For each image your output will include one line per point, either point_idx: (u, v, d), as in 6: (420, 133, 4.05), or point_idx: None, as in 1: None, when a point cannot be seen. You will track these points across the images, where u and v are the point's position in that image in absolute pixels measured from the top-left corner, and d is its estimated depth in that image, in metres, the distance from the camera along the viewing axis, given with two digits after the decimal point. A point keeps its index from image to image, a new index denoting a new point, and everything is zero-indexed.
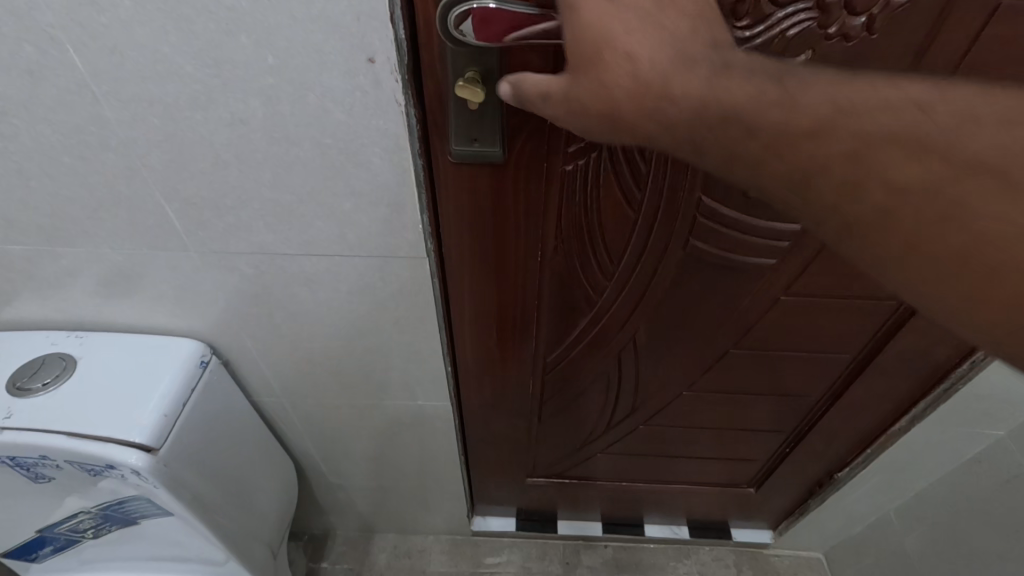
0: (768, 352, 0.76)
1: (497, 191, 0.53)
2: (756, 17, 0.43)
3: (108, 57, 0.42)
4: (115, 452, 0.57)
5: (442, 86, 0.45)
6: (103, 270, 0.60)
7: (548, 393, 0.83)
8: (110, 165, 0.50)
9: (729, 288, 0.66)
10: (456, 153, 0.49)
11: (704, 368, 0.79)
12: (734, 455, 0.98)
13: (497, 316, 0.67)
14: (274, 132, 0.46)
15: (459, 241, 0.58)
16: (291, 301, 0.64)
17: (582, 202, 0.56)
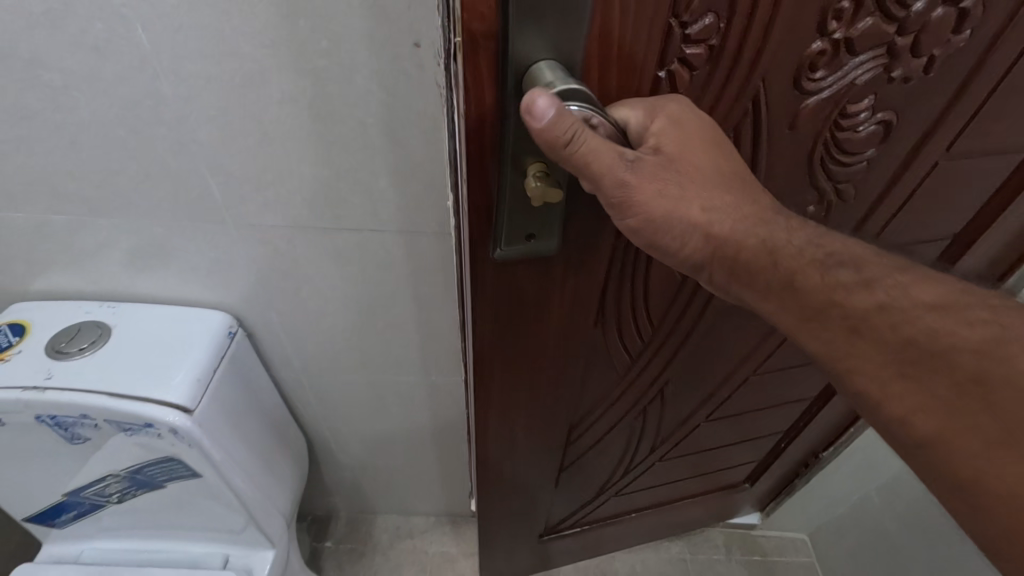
0: (781, 368, 0.83)
1: (545, 279, 0.52)
2: (831, 69, 0.44)
3: (173, 36, 0.45)
4: (154, 412, 0.60)
5: (494, 181, 0.42)
6: (142, 241, 0.63)
7: (571, 452, 0.82)
8: (161, 139, 0.53)
9: (745, 317, 0.71)
10: (506, 250, 0.46)
11: (719, 394, 0.83)
12: (730, 461, 1.03)
13: (531, 393, 0.66)
14: (319, 111, 0.50)
15: (499, 333, 0.55)
16: (318, 275, 0.68)
17: (626, 274, 0.57)
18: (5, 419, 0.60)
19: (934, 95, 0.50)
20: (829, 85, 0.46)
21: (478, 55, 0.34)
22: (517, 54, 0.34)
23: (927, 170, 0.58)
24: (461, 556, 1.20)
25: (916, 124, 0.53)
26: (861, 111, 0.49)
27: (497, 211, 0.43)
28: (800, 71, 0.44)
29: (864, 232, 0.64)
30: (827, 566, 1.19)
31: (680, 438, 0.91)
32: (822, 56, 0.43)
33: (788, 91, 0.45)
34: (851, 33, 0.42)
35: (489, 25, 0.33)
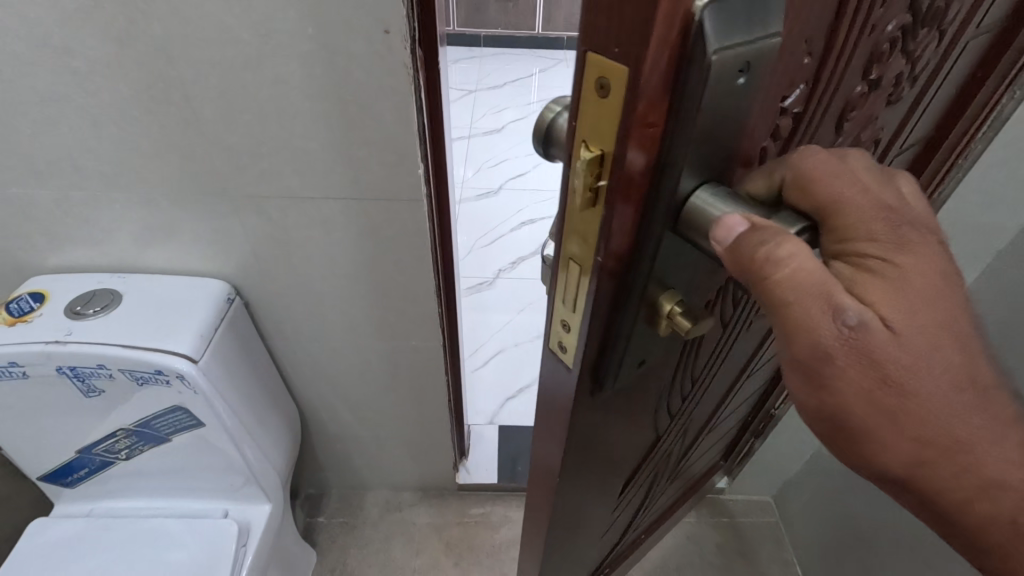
0: (764, 368, 0.91)
1: (634, 387, 0.48)
2: (858, 106, 0.48)
3: (183, 26, 0.55)
4: (165, 359, 0.68)
5: (619, 319, 0.36)
6: (150, 214, 0.71)
7: (614, 515, 0.81)
8: (171, 118, 0.62)
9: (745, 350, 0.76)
10: (617, 381, 0.41)
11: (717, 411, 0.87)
12: (710, 454, 1.10)
13: (599, 485, 0.63)
14: (307, 90, 0.60)
15: (584, 451, 0.51)
16: (307, 244, 0.76)
17: (689, 349, 0.55)
18: (30, 371, 0.68)
19: (905, 108, 0.58)
20: (855, 121, 0.50)
21: (628, 193, 0.29)
22: (675, 193, 0.30)
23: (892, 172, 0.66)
24: (448, 526, 1.27)
25: (892, 134, 0.59)
26: (866, 136, 0.54)
27: (619, 343, 0.37)
28: (843, 113, 0.47)
29: None
30: (790, 523, 1.28)
31: (687, 460, 0.95)
32: (859, 96, 0.47)
33: (832, 133, 0.47)
34: (881, 74, 0.47)
35: (640, 161, 0.28)
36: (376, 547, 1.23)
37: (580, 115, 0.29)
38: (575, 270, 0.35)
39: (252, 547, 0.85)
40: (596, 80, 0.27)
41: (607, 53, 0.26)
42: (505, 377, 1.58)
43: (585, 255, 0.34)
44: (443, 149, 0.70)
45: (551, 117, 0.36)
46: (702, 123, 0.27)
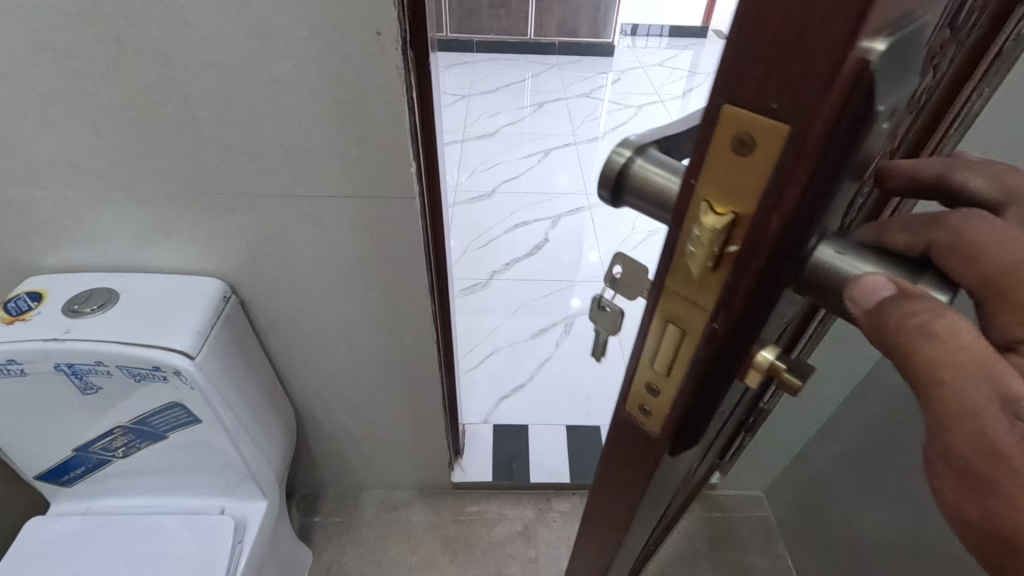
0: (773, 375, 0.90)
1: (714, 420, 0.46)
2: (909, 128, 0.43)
3: (180, 29, 0.56)
4: (162, 355, 0.69)
5: (721, 364, 0.35)
6: (147, 214, 0.73)
7: (658, 529, 0.81)
8: (168, 119, 0.64)
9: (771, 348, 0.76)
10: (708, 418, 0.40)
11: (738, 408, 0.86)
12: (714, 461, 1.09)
13: (659, 508, 0.62)
14: (302, 90, 0.61)
15: (662, 482, 0.50)
16: (302, 242, 0.78)
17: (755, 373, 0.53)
18: (28, 368, 0.69)
19: (938, 123, 0.54)
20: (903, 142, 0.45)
21: (760, 254, 0.27)
22: (801, 243, 0.29)
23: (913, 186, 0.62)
24: (443, 524, 1.28)
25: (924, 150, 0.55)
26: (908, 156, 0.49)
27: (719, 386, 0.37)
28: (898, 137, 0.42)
29: None
30: (781, 516, 1.30)
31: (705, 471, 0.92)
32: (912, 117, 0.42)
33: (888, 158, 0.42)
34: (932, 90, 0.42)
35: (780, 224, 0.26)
36: (372, 546, 1.24)
37: (703, 170, 0.27)
38: (679, 328, 0.34)
39: (249, 542, 0.86)
40: (738, 135, 0.25)
41: (759, 111, 0.24)
42: (499, 376, 1.59)
43: (696, 315, 0.33)
44: (435, 147, 0.71)
45: (622, 162, 0.35)
46: (839, 174, 0.26)
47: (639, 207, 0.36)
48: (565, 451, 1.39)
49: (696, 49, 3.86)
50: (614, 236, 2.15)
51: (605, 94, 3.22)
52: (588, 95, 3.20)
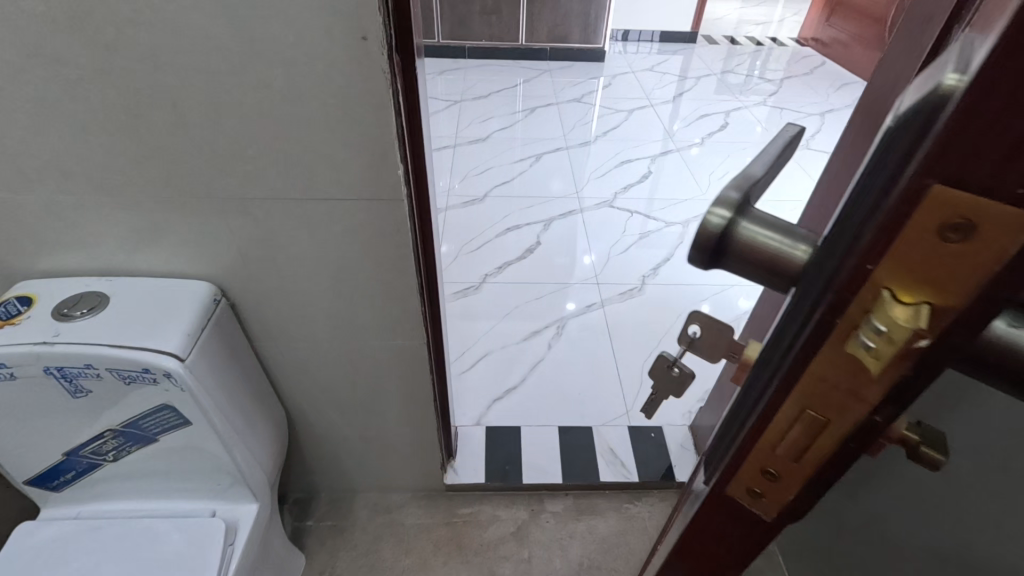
0: None
1: None
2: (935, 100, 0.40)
3: (170, 35, 0.57)
4: (152, 357, 0.70)
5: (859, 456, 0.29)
6: (137, 218, 0.73)
7: None
8: (157, 124, 0.64)
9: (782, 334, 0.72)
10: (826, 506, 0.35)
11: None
12: None
13: None
14: (290, 94, 0.62)
15: None
16: (292, 244, 0.79)
17: None
18: (17, 371, 0.69)
19: None
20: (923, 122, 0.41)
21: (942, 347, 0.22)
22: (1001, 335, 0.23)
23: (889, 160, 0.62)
24: (436, 527, 1.28)
25: None
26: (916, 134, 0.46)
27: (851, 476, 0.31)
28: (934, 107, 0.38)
29: None
30: None
31: None
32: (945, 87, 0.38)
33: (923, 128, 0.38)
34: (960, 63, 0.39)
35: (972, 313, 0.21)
36: (365, 549, 1.24)
37: (879, 253, 0.21)
38: (815, 422, 0.28)
39: (240, 545, 0.86)
40: (945, 219, 0.19)
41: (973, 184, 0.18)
42: (491, 378, 1.60)
43: (850, 411, 0.27)
44: (422, 149, 0.73)
45: (718, 222, 0.31)
46: None
47: (736, 269, 0.33)
48: (557, 452, 1.40)
49: (686, 55, 3.90)
50: (605, 239, 2.17)
51: (596, 99, 3.25)
52: (579, 100, 3.22)
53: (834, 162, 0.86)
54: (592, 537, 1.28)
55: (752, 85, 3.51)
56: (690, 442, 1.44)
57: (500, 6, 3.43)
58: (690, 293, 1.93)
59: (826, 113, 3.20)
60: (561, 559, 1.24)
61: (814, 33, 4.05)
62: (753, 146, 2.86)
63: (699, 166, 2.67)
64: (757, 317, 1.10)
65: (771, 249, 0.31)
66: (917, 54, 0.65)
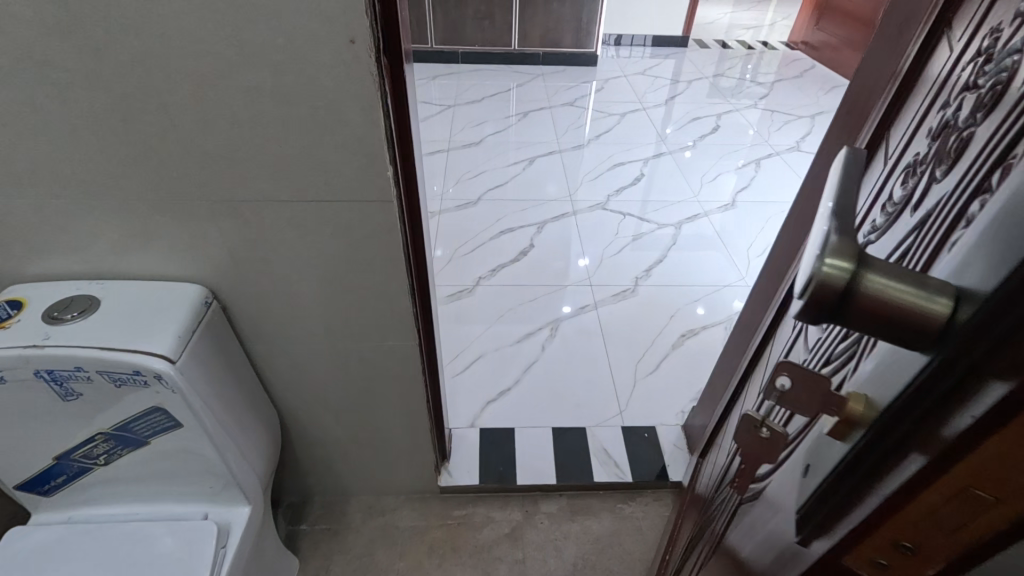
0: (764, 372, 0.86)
1: None
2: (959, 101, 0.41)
3: (159, 39, 0.58)
4: (142, 359, 0.70)
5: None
6: (127, 221, 0.74)
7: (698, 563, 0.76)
8: (147, 127, 0.65)
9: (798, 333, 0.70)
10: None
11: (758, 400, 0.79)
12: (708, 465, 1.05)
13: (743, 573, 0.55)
14: (279, 97, 0.63)
15: None
16: (282, 247, 0.79)
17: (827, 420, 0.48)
18: (7, 375, 0.69)
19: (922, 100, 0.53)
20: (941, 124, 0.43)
21: None
22: None
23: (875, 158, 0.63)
24: (430, 529, 1.28)
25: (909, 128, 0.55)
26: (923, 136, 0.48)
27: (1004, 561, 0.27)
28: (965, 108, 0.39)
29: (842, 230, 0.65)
30: None
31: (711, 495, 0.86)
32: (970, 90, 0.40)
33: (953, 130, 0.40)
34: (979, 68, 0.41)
35: None
36: (359, 552, 1.24)
37: None
38: (980, 503, 0.24)
39: (232, 547, 0.86)
40: None
41: None
42: (485, 380, 1.61)
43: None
44: (411, 150, 0.73)
45: (841, 271, 0.25)
46: None
47: (850, 322, 0.27)
48: (551, 453, 1.40)
49: (678, 58, 3.93)
50: (598, 241, 2.18)
51: (588, 102, 3.27)
52: (572, 103, 3.24)
53: (815, 161, 0.87)
54: (586, 537, 1.28)
55: (743, 88, 3.54)
56: (684, 441, 1.44)
57: (493, 11, 3.45)
58: (683, 293, 1.95)
59: (816, 114, 3.23)
60: (556, 559, 1.24)
61: (803, 36, 4.10)
62: (744, 148, 2.88)
63: (691, 168, 2.69)
64: (746, 315, 1.11)
65: (907, 305, 0.25)
66: (898, 52, 0.66)
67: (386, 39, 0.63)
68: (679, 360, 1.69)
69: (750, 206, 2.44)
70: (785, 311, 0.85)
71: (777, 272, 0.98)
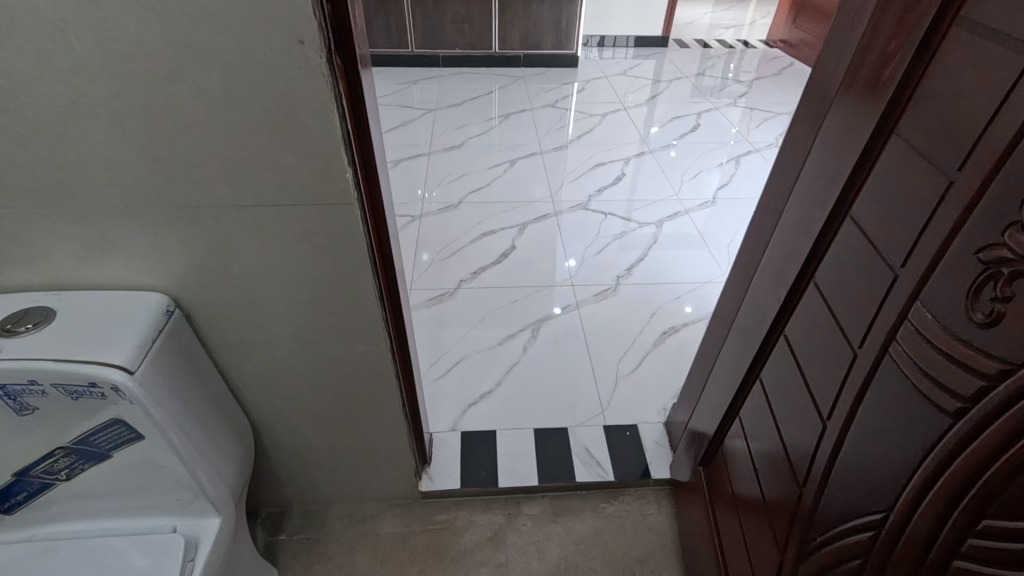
0: (791, 385, 0.81)
1: None
2: None
3: (103, 43, 0.57)
4: (98, 371, 0.68)
5: None
6: (80, 231, 0.72)
7: None
8: (96, 133, 0.64)
9: (875, 360, 0.62)
10: None
11: (828, 428, 0.70)
12: (740, 486, 0.99)
13: None
14: (230, 100, 0.62)
15: None
16: (242, 253, 0.78)
17: None
18: None
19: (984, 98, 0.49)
20: None
21: None
22: None
23: (897, 158, 0.60)
24: (412, 536, 1.27)
25: (973, 127, 0.50)
26: None
27: None
28: None
29: (889, 238, 0.60)
30: None
31: (803, 537, 0.76)
32: None
33: None
34: None
35: None
36: (339, 561, 1.22)
37: None
38: None
39: (201, 560, 0.84)
40: None
41: None
42: (467, 384, 1.60)
43: None
44: (370, 151, 0.73)
45: None
46: None
47: None
48: (533, 455, 1.40)
49: (659, 58, 3.97)
50: (580, 241, 2.18)
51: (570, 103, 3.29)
52: (553, 105, 3.25)
53: (780, 154, 0.86)
54: (570, 538, 1.27)
55: (725, 87, 3.57)
56: (666, 439, 1.45)
57: (472, 15, 3.46)
58: (666, 291, 1.95)
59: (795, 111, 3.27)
60: (538, 561, 1.24)
61: (782, 35, 4.15)
62: (726, 146, 2.90)
63: (673, 167, 2.70)
64: (719, 310, 1.11)
65: None
66: (859, 40, 0.66)
67: (338, 39, 0.62)
68: (662, 358, 1.69)
69: (731, 203, 2.45)
70: (791, 306, 0.82)
71: (746, 267, 0.99)
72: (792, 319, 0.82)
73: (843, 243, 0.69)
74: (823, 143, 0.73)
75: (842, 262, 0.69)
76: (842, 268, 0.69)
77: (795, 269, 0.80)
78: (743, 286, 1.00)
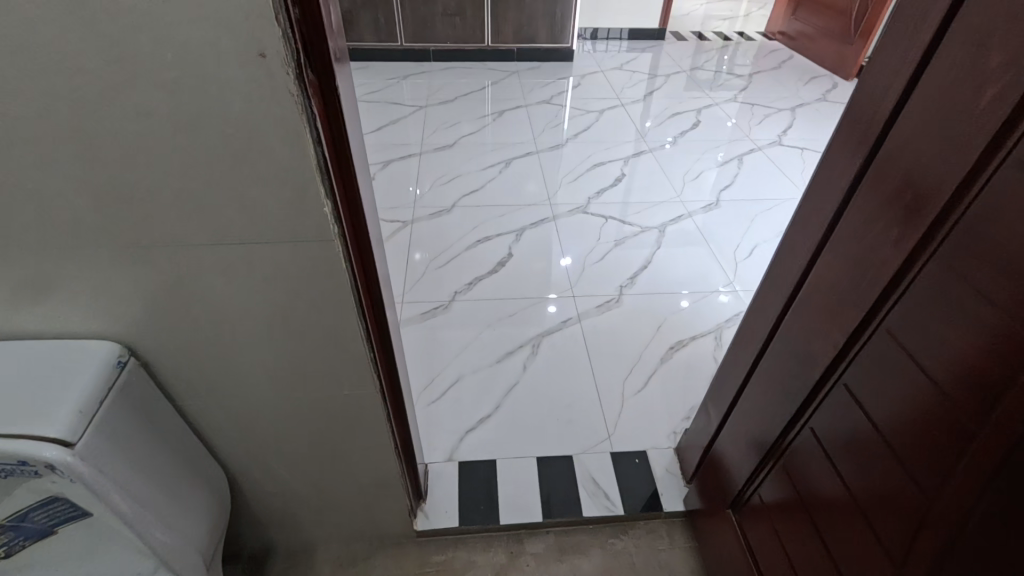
0: (859, 441, 0.70)
1: None
2: None
3: (12, 56, 0.46)
4: (28, 448, 0.57)
5: None
6: (7, 274, 0.61)
7: None
8: (15, 163, 0.52)
9: (1014, 439, 0.50)
10: None
11: (943, 502, 0.58)
12: (792, 543, 0.88)
13: None
14: (179, 124, 0.51)
15: None
16: (205, 295, 0.67)
17: None
18: None
19: None
20: None
21: None
22: None
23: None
24: None
25: None
26: None
27: None
28: None
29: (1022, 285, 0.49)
30: None
31: None
32: None
33: None
34: None
35: None
36: None
37: None
38: None
39: None
40: None
41: None
42: (464, 407, 1.50)
43: None
44: (350, 178, 0.62)
45: None
46: None
47: None
48: (535, 487, 1.30)
49: (655, 51, 3.85)
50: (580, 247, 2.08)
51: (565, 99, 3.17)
52: (548, 101, 3.13)
53: (813, 174, 0.76)
54: None
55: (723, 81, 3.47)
56: (676, 467, 1.36)
57: (463, 7, 3.32)
58: (671, 300, 1.86)
59: (796, 106, 3.18)
60: None
61: (780, 27, 4.06)
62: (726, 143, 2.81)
63: (674, 167, 2.61)
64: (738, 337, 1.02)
65: None
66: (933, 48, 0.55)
67: (308, 48, 0.51)
68: (669, 375, 1.60)
69: (735, 205, 2.36)
70: (847, 351, 0.71)
71: (769, 296, 0.89)
72: (850, 366, 0.71)
73: (931, 286, 0.58)
74: (883, 168, 0.62)
75: (933, 309, 0.58)
76: (935, 317, 0.58)
77: (861, 311, 0.68)
78: (767, 316, 0.90)
